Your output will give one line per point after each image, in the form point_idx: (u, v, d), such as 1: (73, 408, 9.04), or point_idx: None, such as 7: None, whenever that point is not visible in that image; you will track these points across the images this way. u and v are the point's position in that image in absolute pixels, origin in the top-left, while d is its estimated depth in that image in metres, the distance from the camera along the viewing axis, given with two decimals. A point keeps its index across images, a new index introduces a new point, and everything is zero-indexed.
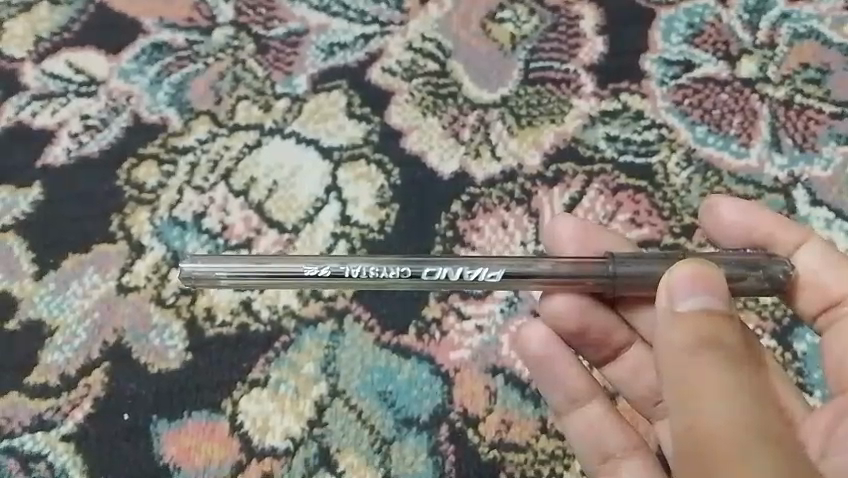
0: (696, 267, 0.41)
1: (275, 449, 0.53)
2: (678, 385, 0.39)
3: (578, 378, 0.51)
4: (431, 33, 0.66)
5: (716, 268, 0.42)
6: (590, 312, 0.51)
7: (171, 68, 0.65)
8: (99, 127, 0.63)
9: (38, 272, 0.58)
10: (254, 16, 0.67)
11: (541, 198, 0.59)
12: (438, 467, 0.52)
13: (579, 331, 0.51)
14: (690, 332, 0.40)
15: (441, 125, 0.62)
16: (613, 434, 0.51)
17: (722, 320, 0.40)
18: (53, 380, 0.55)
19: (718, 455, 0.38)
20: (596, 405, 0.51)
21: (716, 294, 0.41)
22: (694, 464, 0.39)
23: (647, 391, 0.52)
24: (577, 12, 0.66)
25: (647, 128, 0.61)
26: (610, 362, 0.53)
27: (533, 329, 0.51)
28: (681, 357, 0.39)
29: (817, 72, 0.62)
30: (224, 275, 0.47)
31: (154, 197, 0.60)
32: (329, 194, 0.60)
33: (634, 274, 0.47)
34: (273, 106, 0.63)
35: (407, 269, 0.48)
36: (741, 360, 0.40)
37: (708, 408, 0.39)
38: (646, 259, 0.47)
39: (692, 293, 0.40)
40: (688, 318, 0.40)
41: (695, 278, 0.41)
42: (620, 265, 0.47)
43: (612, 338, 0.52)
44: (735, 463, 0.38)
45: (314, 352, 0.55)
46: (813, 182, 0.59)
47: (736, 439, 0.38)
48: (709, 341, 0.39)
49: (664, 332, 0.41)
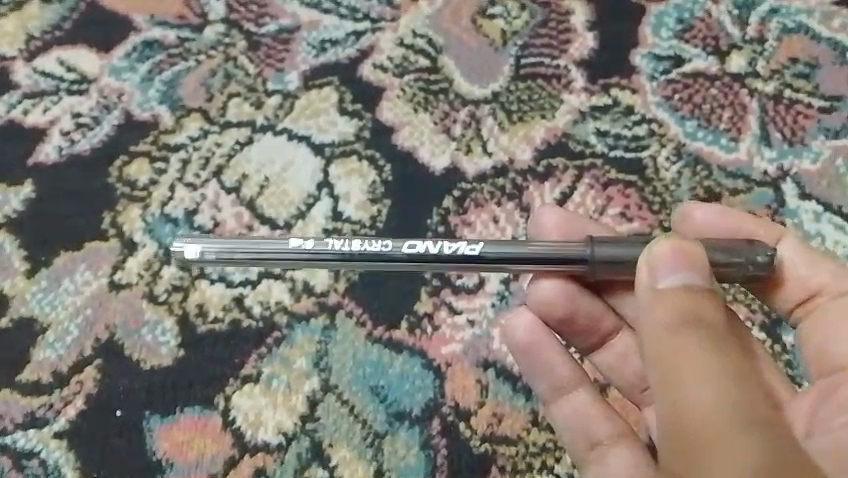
0: (677, 245, 0.42)
1: (267, 443, 0.53)
2: (660, 365, 0.40)
3: (566, 366, 0.51)
4: (423, 29, 0.66)
5: (698, 247, 0.42)
6: (577, 300, 0.51)
7: (163, 65, 0.65)
8: (90, 125, 0.63)
9: (30, 270, 0.58)
10: (246, 12, 0.67)
11: (532, 193, 0.59)
12: (431, 460, 0.53)
13: (565, 320, 0.52)
14: (671, 310, 0.40)
15: (433, 121, 0.62)
16: (599, 421, 0.50)
17: (703, 299, 0.41)
18: (46, 377, 0.55)
19: (702, 435, 0.38)
20: (583, 392, 0.51)
21: (698, 272, 0.41)
22: (677, 447, 0.39)
23: (635, 376, 0.53)
24: (568, 7, 0.66)
25: (637, 123, 0.61)
26: (599, 350, 0.53)
27: (518, 317, 0.52)
28: (663, 334, 0.40)
29: (806, 66, 0.63)
30: (213, 254, 0.48)
31: (146, 194, 0.60)
32: (321, 190, 0.60)
33: (613, 256, 0.47)
34: (265, 103, 0.63)
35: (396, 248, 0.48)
36: (725, 340, 0.40)
37: (691, 387, 0.39)
38: (625, 243, 0.47)
39: (673, 271, 0.41)
40: (669, 295, 0.41)
41: (676, 257, 0.41)
42: (598, 247, 0.47)
43: (600, 325, 0.52)
44: (720, 445, 0.38)
45: (306, 347, 0.56)
46: (802, 175, 0.59)
47: (714, 414, 0.38)
48: (691, 320, 0.40)
49: (646, 312, 0.41)
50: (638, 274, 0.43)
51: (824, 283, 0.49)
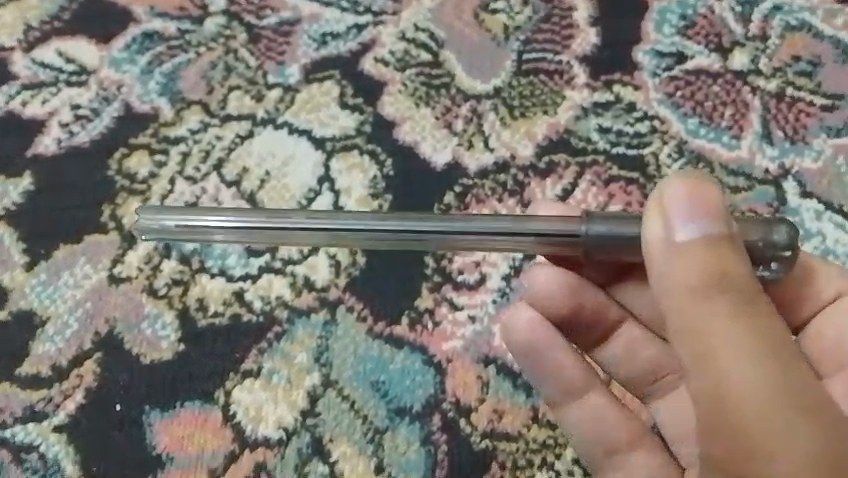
0: (691, 187, 0.39)
1: (268, 438, 0.53)
2: (688, 336, 0.38)
3: (575, 369, 0.50)
4: (424, 23, 0.66)
5: (714, 185, 0.39)
6: (578, 292, 0.51)
7: (163, 57, 0.65)
8: (90, 116, 0.63)
9: (29, 263, 0.58)
10: (247, 5, 0.67)
11: (534, 189, 0.59)
12: (431, 456, 0.53)
13: (570, 314, 0.52)
14: (693, 269, 0.38)
15: (434, 115, 0.62)
16: (614, 426, 0.50)
17: (727, 251, 0.38)
18: (45, 371, 0.55)
19: (743, 416, 0.37)
20: (597, 393, 0.51)
21: (717, 218, 0.38)
22: (717, 429, 0.38)
23: (645, 367, 0.53)
24: (570, 3, 0.66)
25: (640, 120, 0.61)
26: (604, 343, 0.53)
27: (515, 316, 0.51)
28: (689, 299, 0.38)
29: (808, 64, 0.63)
30: (173, 225, 0.46)
31: (146, 187, 0.60)
32: (322, 185, 0.60)
33: (607, 235, 0.44)
34: (266, 96, 0.63)
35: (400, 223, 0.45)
36: (755, 299, 0.38)
37: (723, 363, 0.37)
38: (621, 220, 0.44)
39: (691, 218, 0.38)
40: (690, 251, 0.38)
41: (693, 203, 0.38)
42: (592, 224, 0.44)
43: (603, 316, 0.52)
44: (762, 429, 0.36)
45: (307, 342, 0.56)
46: (804, 174, 0.59)
47: (754, 396, 0.36)
48: (716, 281, 0.37)
49: (664, 270, 0.39)
50: (650, 221, 0.40)
51: (840, 287, 0.50)
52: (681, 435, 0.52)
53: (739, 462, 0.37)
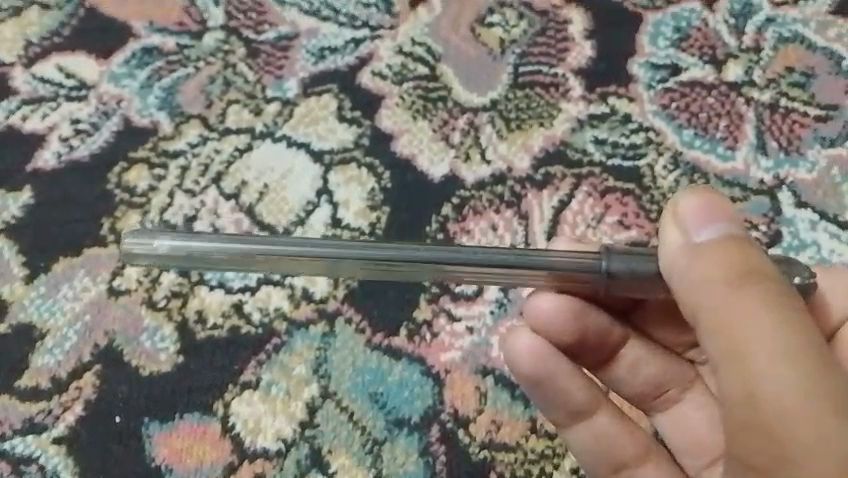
0: (703, 198, 0.41)
1: (267, 450, 0.53)
2: (716, 332, 0.38)
3: (582, 393, 0.50)
4: (421, 37, 0.66)
5: (720, 195, 0.42)
6: (584, 315, 0.50)
7: (162, 72, 0.66)
8: (89, 131, 0.63)
9: (28, 276, 0.58)
10: (245, 20, 0.68)
11: (531, 200, 0.59)
12: (430, 467, 0.53)
13: (578, 340, 0.50)
14: (720, 266, 0.39)
15: (432, 128, 0.62)
16: (624, 444, 0.51)
17: (751, 251, 0.39)
18: (45, 383, 0.55)
19: (783, 414, 0.36)
20: (603, 414, 0.51)
21: (733, 223, 0.40)
22: (751, 428, 0.37)
23: (646, 385, 0.53)
24: (565, 16, 0.67)
25: (635, 132, 0.62)
26: (608, 363, 0.52)
27: (520, 344, 0.50)
28: (719, 298, 0.38)
29: (802, 75, 0.63)
30: (161, 243, 0.45)
31: (145, 200, 0.61)
32: (320, 197, 0.60)
33: (628, 272, 0.45)
34: (264, 110, 0.64)
35: (415, 252, 0.45)
36: (781, 292, 0.38)
37: (750, 356, 0.37)
38: (642, 255, 0.45)
39: (708, 223, 0.40)
40: (707, 251, 0.40)
41: (701, 210, 0.41)
42: (614, 259, 0.45)
43: (608, 337, 0.51)
44: (807, 427, 0.36)
45: (305, 354, 0.56)
46: (798, 184, 0.59)
47: (785, 388, 0.36)
48: (740, 276, 0.38)
49: (686, 272, 0.40)
50: (666, 232, 0.42)
51: None
52: (689, 447, 0.53)
53: (781, 464, 0.37)
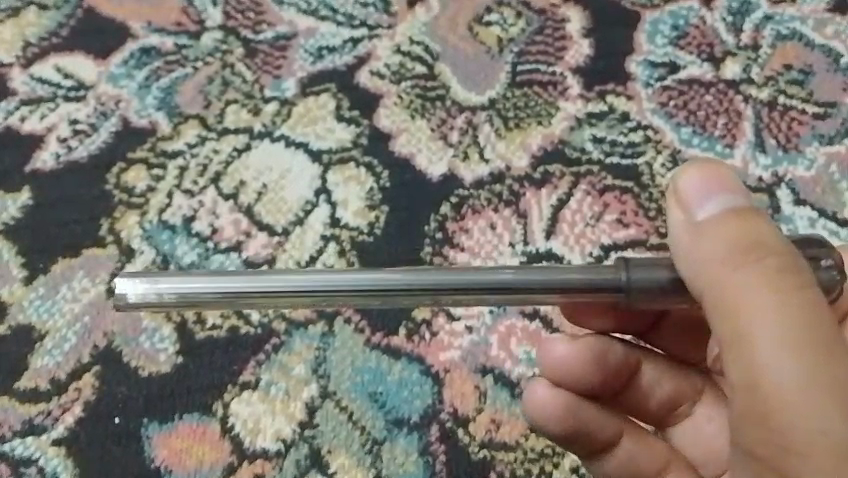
0: (706, 170, 0.40)
1: (266, 450, 0.53)
2: (723, 312, 0.38)
3: (606, 422, 0.50)
4: (419, 36, 0.66)
5: (725, 166, 0.41)
6: (607, 350, 0.50)
7: (160, 72, 0.66)
8: (88, 131, 0.63)
9: (27, 277, 0.58)
10: (243, 19, 0.67)
11: (529, 199, 0.59)
12: (429, 467, 0.53)
13: (601, 376, 0.50)
14: (726, 243, 0.38)
15: (430, 127, 0.62)
16: (646, 463, 0.51)
17: (757, 225, 0.39)
18: (44, 385, 0.55)
19: (785, 401, 0.36)
20: (626, 439, 0.51)
21: (739, 195, 0.40)
22: (755, 414, 0.37)
23: (660, 405, 0.53)
24: (564, 15, 0.67)
25: (633, 130, 0.61)
26: (626, 388, 0.52)
27: (540, 393, 0.49)
28: (725, 277, 0.38)
29: (800, 73, 0.63)
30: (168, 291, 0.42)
31: (143, 200, 0.61)
32: (318, 196, 0.60)
33: (646, 281, 0.42)
34: (263, 110, 0.64)
35: (398, 278, 0.42)
36: (789, 267, 0.37)
37: (754, 338, 0.37)
38: (662, 265, 0.42)
39: (714, 196, 0.40)
40: (713, 225, 0.39)
41: (707, 182, 0.40)
42: (633, 272, 0.43)
43: (627, 365, 0.51)
44: (809, 416, 0.36)
45: (304, 354, 0.56)
46: (796, 181, 0.59)
47: (788, 372, 0.36)
48: (746, 253, 0.38)
49: (691, 250, 0.40)
50: (670, 210, 0.41)
51: None
52: (705, 455, 0.53)
53: (781, 452, 0.37)
